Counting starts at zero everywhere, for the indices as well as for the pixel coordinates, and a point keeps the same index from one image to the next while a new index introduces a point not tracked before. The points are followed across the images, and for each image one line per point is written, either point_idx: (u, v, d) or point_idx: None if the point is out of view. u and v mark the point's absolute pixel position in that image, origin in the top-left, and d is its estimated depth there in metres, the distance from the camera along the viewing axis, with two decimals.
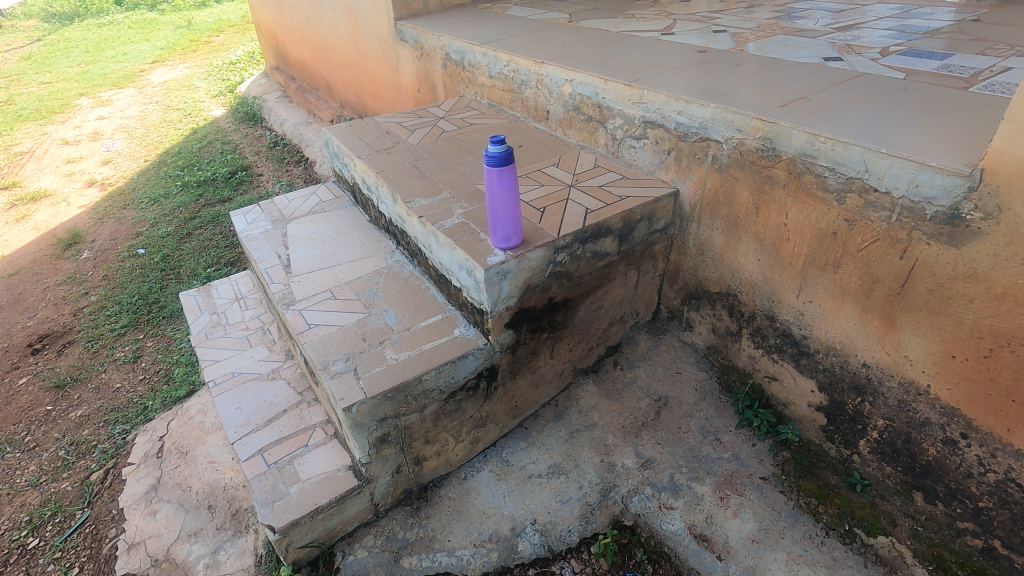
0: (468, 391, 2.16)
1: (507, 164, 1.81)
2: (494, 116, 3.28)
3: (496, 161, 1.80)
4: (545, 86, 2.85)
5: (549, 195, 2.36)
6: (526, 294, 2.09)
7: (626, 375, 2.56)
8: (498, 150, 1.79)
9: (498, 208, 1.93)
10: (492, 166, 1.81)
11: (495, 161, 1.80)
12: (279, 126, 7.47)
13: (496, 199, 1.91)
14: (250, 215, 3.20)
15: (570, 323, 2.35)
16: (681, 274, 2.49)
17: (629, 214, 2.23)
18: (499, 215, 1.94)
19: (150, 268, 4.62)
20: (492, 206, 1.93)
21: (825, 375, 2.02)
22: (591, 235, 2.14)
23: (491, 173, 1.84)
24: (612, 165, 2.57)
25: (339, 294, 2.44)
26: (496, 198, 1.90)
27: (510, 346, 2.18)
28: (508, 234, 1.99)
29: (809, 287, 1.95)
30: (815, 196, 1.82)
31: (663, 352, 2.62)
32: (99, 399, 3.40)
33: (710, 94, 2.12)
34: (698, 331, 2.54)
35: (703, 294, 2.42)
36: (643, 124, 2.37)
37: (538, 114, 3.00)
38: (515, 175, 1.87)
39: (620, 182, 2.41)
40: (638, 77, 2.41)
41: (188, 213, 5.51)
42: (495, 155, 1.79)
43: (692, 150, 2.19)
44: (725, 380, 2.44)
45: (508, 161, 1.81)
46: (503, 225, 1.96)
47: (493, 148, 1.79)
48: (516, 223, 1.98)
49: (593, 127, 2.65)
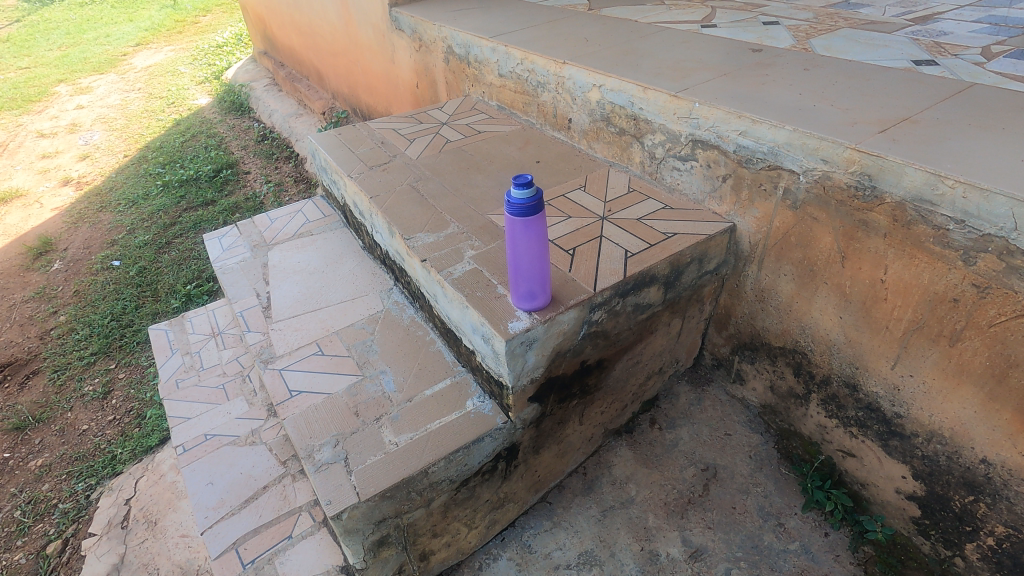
0: (484, 475, 1.79)
1: (532, 213, 1.40)
2: (505, 122, 2.85)
3: (518, 209, 1.40)
4: (567, 91, 2.42)
5: (578, 230, 1.95)
6: (555, 362, 1.69)
7: (666, 436, 2.19)
8: (520, 196, 1.38)
9: (519, 262, 1.53)
10: (515, 215, 1.41)
11: (517, 210, 1.40)
12: (268, 118, 6.98)
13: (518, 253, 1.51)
14: (225, 239, 2.78)
15: (603, 385, 1.97)
16: (733, 320, 2.10)
17: (678, 257, 1.83)
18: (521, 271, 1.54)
19: (125, 283, 4.20)
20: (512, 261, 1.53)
21: (924, 463, 1.64)
22: (633, 286, 1.75)
23: (511, 223, 1.44)
24: (650, 189, 2.15)
25: (328, 348, 2.05)
26: (517, 252, 1.50)
27: (534, 420, 1.80)
28: (532, 294, 1.58)
29: (911, 359, 1.56)
30: (929, 251, 1.42)
31: (707, 409, 2.24)
32: (63, 445, 3.02)
33: (782, 111, 1.71)
34: (750, 386, 2.16)
35: (760, 346, 2.04)
36: (691, 142, 1.95)
37: (557, 123, 2.57)
38: (543, 225, 1.46)
39: (663, 214, 2.00)
40: (686, 84, 1.99)
41: (167, 217, 5.07)
42: (516, 202, 1.39)
43: (755, 179, 1.79)
44: (784, 447, 2.07)
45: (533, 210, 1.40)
46: (525, 282, 1.56)
47: (516, 192, 1.39)
48: (543, 281, 1.58)
49: (626, 141, 2.23)
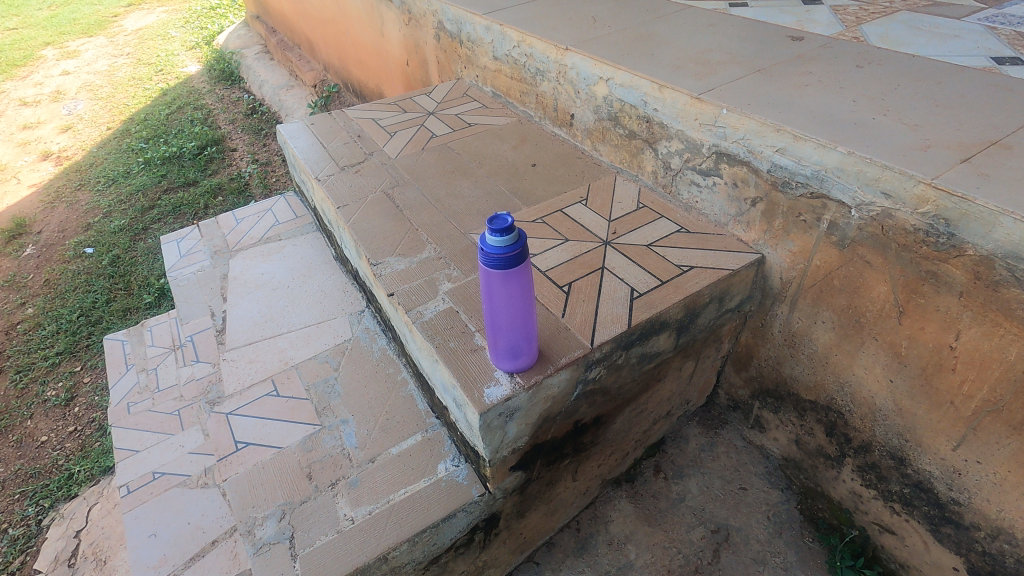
0: (457, 550, 1.51)
1: (511, 265, 1.10)
2: (499, 113, 2.51)
3: (493, 259, 1.09)
4: (570, 82, 2.08)
5: (576, 258, 1.64)
6: (542, 427, 1.41)
7: (672, 488, 1.92)
8: (496, 244, 1.08)
9: (496, 319, 1.22)
10: (490, 266, 1.11)
11: (492, 260, 1.09)
12: (258, 89, 6.57)
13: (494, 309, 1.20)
14: (184, 244, 2.50)
15: (601, 440, 1.69)
16: (755, 362, 1.80)
17: (694, 298, 1.52)
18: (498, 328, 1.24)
19: (96, 274, 3.93)
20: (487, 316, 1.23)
21: (985, 560, 1.36)
22: (638, 336, 1.45)
23: (485, 274, 1.14)
24: (663, 205, 1.83)
25: (284, 389, 1.78)
26: (493, 308, 1.20)
27: (517, 487, 1.53)
28: (512, 354, 1.29)
29: (980, 444, 1.27)
30: (1021, 322, 1.10)
31: (720, 457, 1.96)
32: (20, 459, 2.81)
33: (834, 125, 1.38)
34: (772, 436, 1.88)
35: (786, 395, 1.74)
36: (715, 155, 1.62)
37: (558, 117, 2.23)
38: (526, 276, 1.15)
39: (678, 240, 1.68)
40: (711, 83, 1.65)
41: (147, 199, 4.76)
42: (491, 251, 1.08)
43: (794, 207, 1.46)
44: (808, 509, 1.80)
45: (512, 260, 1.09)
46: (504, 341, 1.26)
47: (490, 237, 1.08)
48: (527, 339, 1.28)
49: (636, 146, 1.90)
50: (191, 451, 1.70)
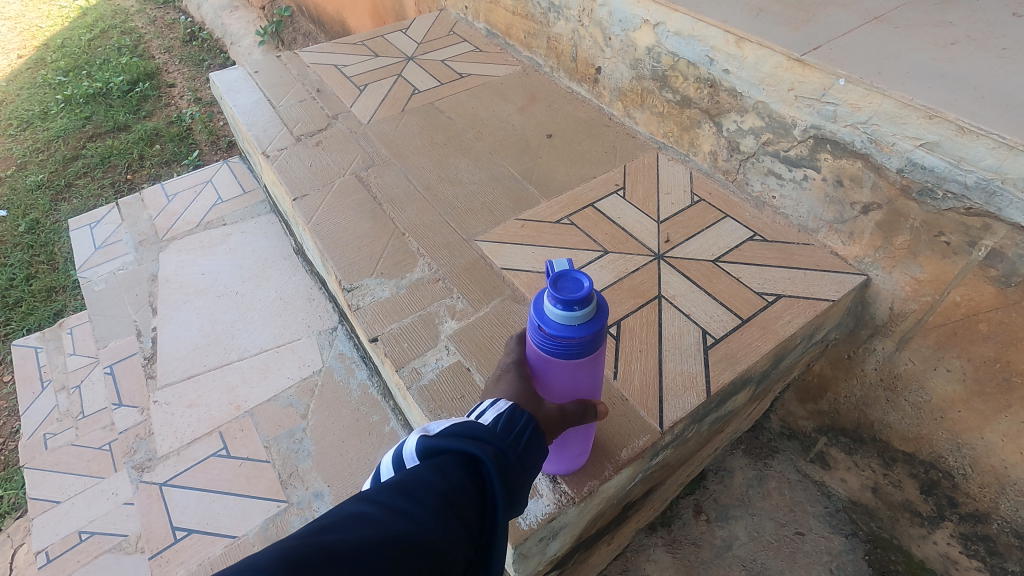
0: None
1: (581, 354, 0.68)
2: (498, 58, 1.98)
3: (555, 344, 0.68)
4: (598, 25, 1.57)
5: (622, 281, 1.22)
6: (589, 526, 1.05)
7: (716, 534, 1.53)
8: (562, 321, 0.66)
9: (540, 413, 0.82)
10: (549, 351, 0.69)
11: (553, 345, 0.68)
12: (196, 11, 5.63)
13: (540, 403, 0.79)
14: (100, 229, 2.01)
15: (645, 502, 1.33)
16: (829, 395, 1.46)
17: (788, 343, 1.13)
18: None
19: (12, 244, 3.29)
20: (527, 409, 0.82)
21: None
22: (716, 403, 1.07)
23: (535, 358, 0.72)
24: (724, 199, 1.40)
25: (235, 448, 1.37)
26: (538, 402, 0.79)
27: None
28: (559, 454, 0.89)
29: None
30: None
31: (771, 494, 1.57)
32: None
33: (1015, 113, 0.96)
34: (838, 475, 1.53)
35: (869, 440, 1.41)
36: (813, 141, 1.19)
37: (578, 69, 1.73)
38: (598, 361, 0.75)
39: (753, 252, 1.28)
40: (814, 38, 1.18)
41: (69, 147, 4.00)
42: (552, 332, 0.66)
43: (933, 224, 1.06)
44: (878, 560, 1.43)
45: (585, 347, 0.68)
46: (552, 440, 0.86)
47: (553, 309, 0.66)
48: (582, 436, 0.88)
49: (690, 117, 1.44)
50: (126, 502, 1.34)
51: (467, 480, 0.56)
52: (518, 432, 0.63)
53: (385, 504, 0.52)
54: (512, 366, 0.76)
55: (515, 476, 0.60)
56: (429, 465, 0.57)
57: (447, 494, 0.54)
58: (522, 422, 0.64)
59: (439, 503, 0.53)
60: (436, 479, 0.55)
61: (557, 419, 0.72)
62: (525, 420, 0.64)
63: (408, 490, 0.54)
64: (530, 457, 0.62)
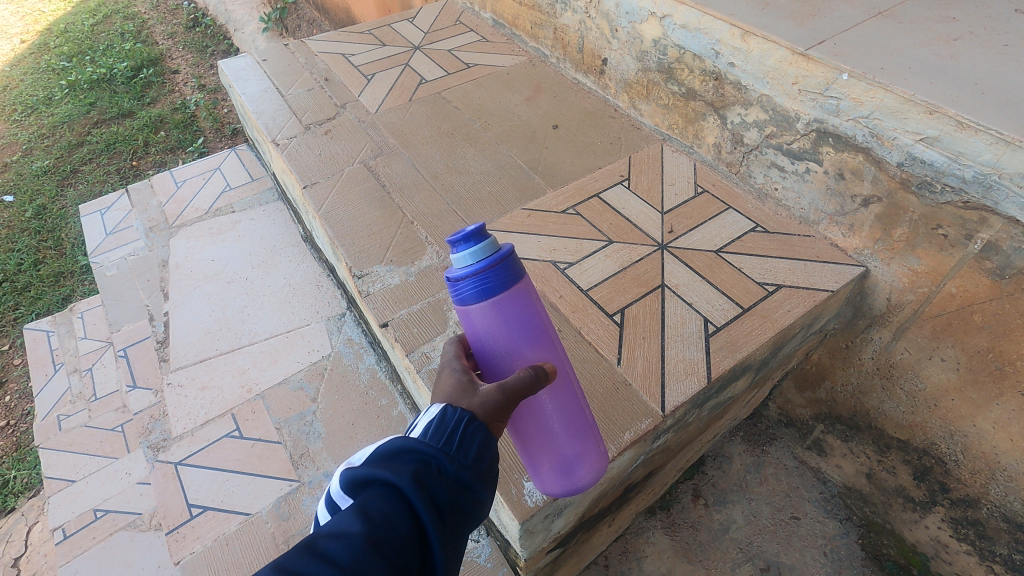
0: None
1: (512, 285, 0.71)
2: (504, 48, 1.99)
3: (473, 285, 0.70)
4: (605, 16, 1.59)
5: (627, 270, 1.25)
6: (592, 507, 1.09)
7: (714, 518, 1.58)
8: (471, 259, 0.70)
9: (521, 412, 0.79)
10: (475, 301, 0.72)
11: (472, 287, 0.70)
12: None
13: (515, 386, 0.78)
14: (110, 215, 2.04)
15: (646, 486, 1.38)
16: (827, 384, 1.49)
17: (787, 332, 1.17)
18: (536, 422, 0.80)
19: (20, 229, 3.30)
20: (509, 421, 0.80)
21: None
22: (716, 389, 1.10)
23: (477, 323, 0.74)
24: (727, 190, 1.43)
25: (248, 429, 1.41)
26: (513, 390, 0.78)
27: (551, 560, 1.23)
28: (575, 459, 0.83)
29: None
30: None
31: (769, 479, 1.62)
32: None
33: (1013, 108, 0.98)
34: (833, 462, 1.58)
35: (864, 427, 1.45)
36: (816, 134, 1.21)
37: (584, 60, 1.75)
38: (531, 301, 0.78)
39: (755, 243, 1.30)
40: (819, 32, 1.20)
41: (74, 133, 4.01)
42: (463, 270, 0.70)
43: (931, 217, 1.09)
44: (871, 544, 1.48)
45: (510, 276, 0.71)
46: (555, 444, 0.82)
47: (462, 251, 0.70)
48: (585, 425, 0.84)
49: (695, 110, 1.46)
50: (138, 482, 1.38)
51: (398, 513, 0.50)
52: (451, 436, 0.59)
53: (304, 562, 0.46)
54: (456, 365, 0.73)
55: (455, 487, 0.55)
56: (354, 504, 0.50)
57: (375, 537, 0.48)
58: (454, 424, 0.61)
59: (366, 550, 0.47)
60: (359, 524, 0.48)
61: (500, 401, 0.66)
62: (458, 419, 0.61)
63: (329, 543, 0.47)
64: (472, 459, 0.58)
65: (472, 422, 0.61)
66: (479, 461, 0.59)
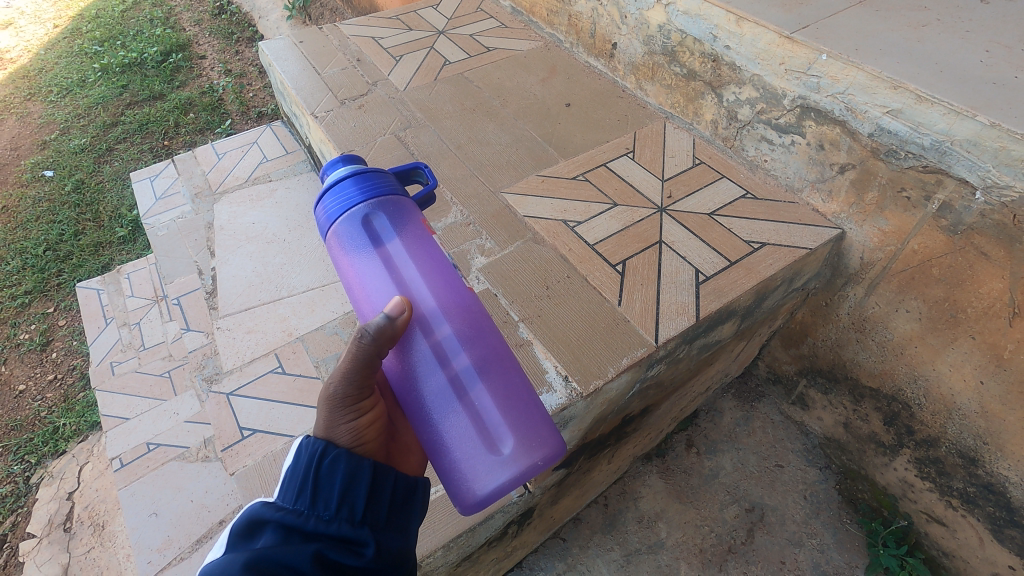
0: (492, 542, 1.37)
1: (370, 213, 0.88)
2: (522, 34, 2.15)
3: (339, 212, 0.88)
4: (615, 4, 1.75)
5: (629, 228, 1.42)
6: (593, 428, 1.26)
7: (704, 464, 1.75)
8: (337, 188, 0.88)
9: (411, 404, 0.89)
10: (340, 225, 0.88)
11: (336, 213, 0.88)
12: None
13: (402, 368, 0.88)
14: (159, 182, 2.23)
15: (643, 425, 1.54)
16: (810, 340, 1.65)
17: (770, 282, 1.32)
18: (430, 423, 0.88)
19: (60, 202, 3.45)
20: (414, 422, 0.90)
21: None
22: (704, 329, 1.26)
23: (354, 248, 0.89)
24: (722, 162, 1.58)
25: (290, 365, 1.60)
26: (407, 379, 0.88)
27: (557, 482, 1.39)
28: (478, 460, 0.86)
29: None
30: None
31: (756, 432, 1.80)
32: None
33: (965, 83, 1.13)
34: (816, 415, 1.73)
35: (841, 378, 1.60)
36: (799, 109, 1.37)
37: (596, 45, 1.90)
38: (428, 241, 0.93)
39: (746, 208, 1.46)
40: (804, 18, 1.36)
41: (108, 114, 4.20)
42: (331, 194, 0.88)
43: (897, 181, 1.24)
44: (846, 489, 1.67)
45: (383, 192, 0.89)
46: (449, 437, 0.87)
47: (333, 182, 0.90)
48: (487, 418, 0.87)
49: (695, 89, 1.61)
50: (187, 420, 1.57)
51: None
52: (308, 497, 0.73)
53: None
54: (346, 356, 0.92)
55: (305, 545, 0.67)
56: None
57: None
58: (309, 485, 0.74)
59: None
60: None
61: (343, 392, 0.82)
62: (317, 466, 0.76)
63: None
64: (330, 509, 0.72)
65: (327, 455, 0.78)
66: (340, 509, 0.73)
